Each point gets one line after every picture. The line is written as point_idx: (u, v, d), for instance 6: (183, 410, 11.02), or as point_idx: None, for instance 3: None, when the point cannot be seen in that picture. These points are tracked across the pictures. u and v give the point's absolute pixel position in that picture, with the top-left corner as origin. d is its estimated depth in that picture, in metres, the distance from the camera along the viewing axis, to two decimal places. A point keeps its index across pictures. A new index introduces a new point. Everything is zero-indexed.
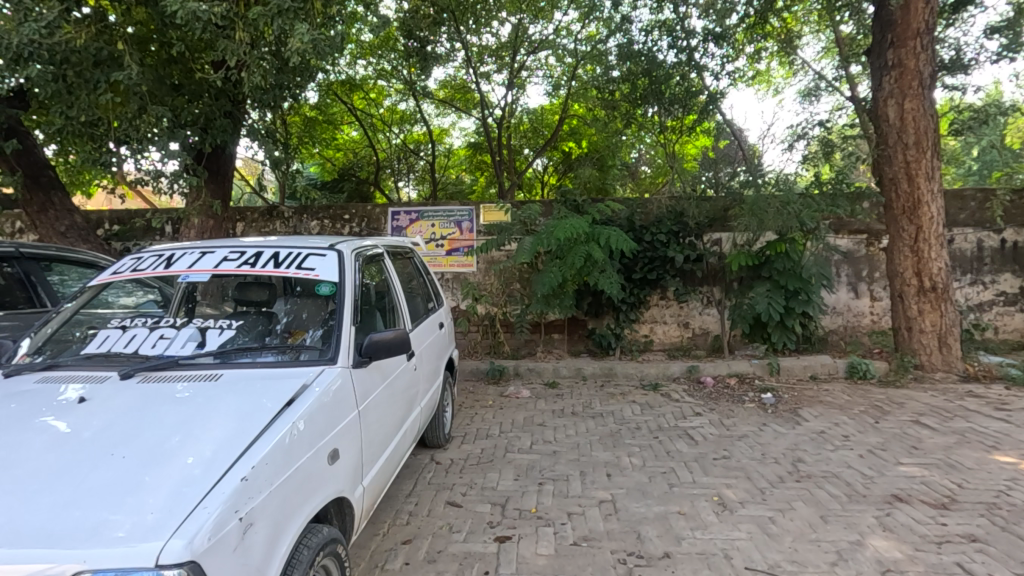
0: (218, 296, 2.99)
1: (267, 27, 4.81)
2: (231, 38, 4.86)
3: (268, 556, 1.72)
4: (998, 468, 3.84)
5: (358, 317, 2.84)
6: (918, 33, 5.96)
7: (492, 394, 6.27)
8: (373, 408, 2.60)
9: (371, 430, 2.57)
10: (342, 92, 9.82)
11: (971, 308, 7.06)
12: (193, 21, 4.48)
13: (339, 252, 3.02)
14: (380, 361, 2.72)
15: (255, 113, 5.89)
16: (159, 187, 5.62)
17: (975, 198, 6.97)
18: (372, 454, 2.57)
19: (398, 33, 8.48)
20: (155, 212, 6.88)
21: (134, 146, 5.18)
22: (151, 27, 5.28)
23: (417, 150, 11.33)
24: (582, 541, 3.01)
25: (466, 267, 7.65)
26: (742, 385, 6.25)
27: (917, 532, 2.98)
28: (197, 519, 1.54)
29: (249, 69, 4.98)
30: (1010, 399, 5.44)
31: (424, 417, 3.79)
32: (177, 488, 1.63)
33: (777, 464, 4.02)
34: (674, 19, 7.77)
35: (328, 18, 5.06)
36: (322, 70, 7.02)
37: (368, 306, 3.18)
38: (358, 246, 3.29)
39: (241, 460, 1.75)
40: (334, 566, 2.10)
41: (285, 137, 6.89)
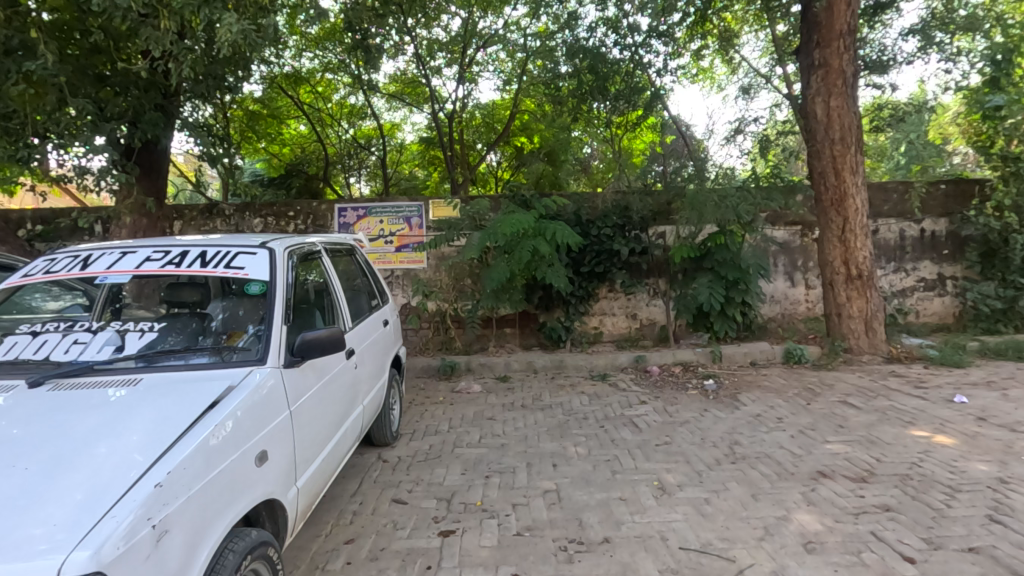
0: (153, 299, 2.84)
1: (194, 16, 4.59)
2: (156, 27, 4.61)
3: (187, 563, 1.67)
4: (913, 442, 4.12)
5: (291, 316, 2.77)
6: (841, 34, 6.27)
7: (444, 391, 6.26)
8: (307, 408, 2.56)
9: (306, 431, 2.53)
10: (287, 85, 9.55)
11: (895, 294, 7.52)
12: (113, 9, 4.27)
13: (271, 250, 2.94)
14: (315, 360, 2.68)
15: (191, 105, 5.61)
16: (85, 185, 5.32)
17: (897, 190, 7.41)
18: (308, 454, 2.54)
19: (343, 26, 8.28)
20: (83, 211, 6.50)
21: (58, 141, 4.89)
22: (68, 15, 5.00)
23: (369, 145, 11.05)
24: (525, 531, 3.06)
25: (417, 264, 7.60)
26: (686, 373, 6.46)
27: (838, 505, 3.17)
28: (105, 529, 1.49)
29: (177, 60, 4.79)
30: (927, 378, 5.84)
31: (368, 416, 3.75)
32: (85, 498, 1.57)
33: (715, 447, 4.19)
34: (619, 16, 7.89)
35: (263, 9, 4.84)
36: (261, 62, 6.83)
37: (305, 305, 3.11)
38: (292, 244, 3.22)
39: (156, 466, 1.70)
40: (265, 570, 2.06)
41: (225, 131, 6.64)
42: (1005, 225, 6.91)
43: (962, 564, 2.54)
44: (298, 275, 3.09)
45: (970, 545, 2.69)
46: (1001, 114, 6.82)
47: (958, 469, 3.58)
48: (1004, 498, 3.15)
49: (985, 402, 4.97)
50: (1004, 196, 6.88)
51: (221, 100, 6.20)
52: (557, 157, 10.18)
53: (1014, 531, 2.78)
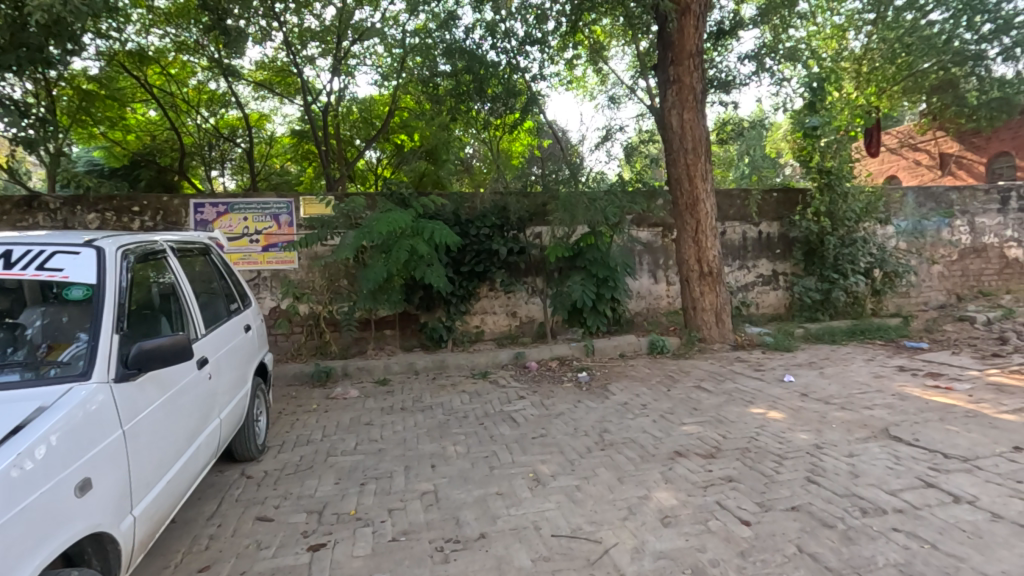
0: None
1: None
2: None
3: None
4: (751, 418, 4.67)
5: (126, 323, 2.46)
6: (692, 55, 6.93)
7: (318, 398, 5.93)
8: (147, 426, 2.29)
9: (145, 452, 2.26)
10: (131, 64, 8.45)
11: (739, 289, 8.48)
12: None
13: (99, 249, 2.58)
14: (157, 371, 2.41)
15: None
16: None
17: (740, 197, 8.37)
18: (148, 478, 2.26)
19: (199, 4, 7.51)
20: None
21: None
22: None
23: (233, 136, 10.16)
24: (400, 536, 3.00)
25: (287, 264, 7.12)
26: (562, 367, 6.75)
27: (690, 480, 3.50)
28: None
29: None
30: (764, 362, 6.66)
31: (228, 430, 3.45)
32: None
33: (586, 436, 4.42)
34: (496, 20, 8.03)
35: None
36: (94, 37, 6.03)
37: (147, 311, 2.79)
38: (129, 242, 2.85)
39: None
40: None
41: (46, 112, 5.74)
42: (821, 228, 8.09)
43: (786, 521, 2.92)
44: (136, 277, 2.74)
45: (792, 504, 3.10)
46: (817, 134, 8.00)
47: (785, 440, 4.12)
48: (819, 461, 3.68)
49: (807, 380, 5.78)
50: (821, 203, 8.05)
51: (40, 79, 5.40)
52: (438, 155, 9.70)
53: (825, 489, 3.26)
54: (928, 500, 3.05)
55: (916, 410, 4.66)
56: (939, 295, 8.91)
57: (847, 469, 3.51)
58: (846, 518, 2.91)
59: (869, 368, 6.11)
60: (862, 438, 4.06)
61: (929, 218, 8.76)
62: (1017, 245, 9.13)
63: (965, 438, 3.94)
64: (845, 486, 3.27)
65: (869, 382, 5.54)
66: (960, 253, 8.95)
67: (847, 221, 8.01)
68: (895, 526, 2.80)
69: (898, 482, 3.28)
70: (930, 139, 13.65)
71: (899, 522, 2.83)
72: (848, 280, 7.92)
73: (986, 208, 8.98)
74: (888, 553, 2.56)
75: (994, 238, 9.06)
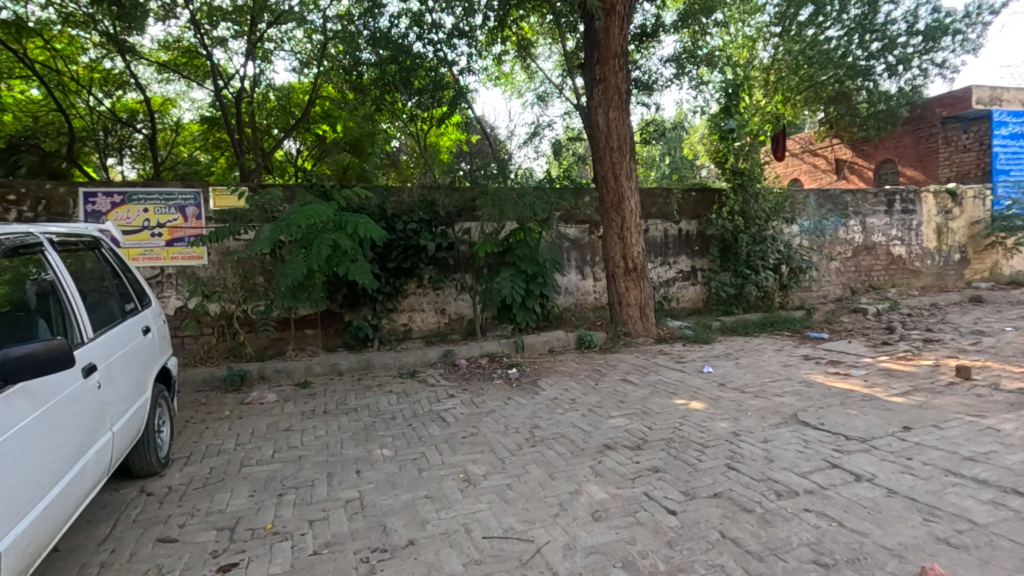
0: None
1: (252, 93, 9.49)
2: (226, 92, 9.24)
3: None
4: (675, 409, 4.81)
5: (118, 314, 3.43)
6: (616, 55, 7.10)
7: (230, 404, 5.50)
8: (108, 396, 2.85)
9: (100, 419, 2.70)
10: (7, 37, 7.58)
11: (662, 284, 8.77)
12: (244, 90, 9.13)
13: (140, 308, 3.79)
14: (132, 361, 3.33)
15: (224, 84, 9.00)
16: None
17: (661, 196, 8.67)
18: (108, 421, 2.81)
19: (184, 33, 8.53)
20: None
21: None
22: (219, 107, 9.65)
23: (132, 121, 9.53)
24: (323, 548, 2.83)
25: (195, 260, 6.55)
26: (492, 363, 6.70)
27: (619, 472, 3.55)
28: None
29: (231, 90, 9.06)
30: (685, 353, 6.95)
31: (139, 427, 3.39)
32: None
33: (518, 433, 4.40)
34: (422, 11, 7.91)
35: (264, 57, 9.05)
36: (268, 81, 9.40)
37: (102, 300, 3.31)
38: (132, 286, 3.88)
39: None
40: None
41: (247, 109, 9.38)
42: (736, 226, 8.52)
43: (709, 508, 3.01)
44: (132, 304, 3.72)
45: (715, 490, 3.21)
46: (733, 136, 8.42)
47: (706, 428, 4.27)
48: (737, 447, 3.84)
49: (724, 370, 6.09)
50: (735, 203, 8.49)
51: (229, 74, 9.08)
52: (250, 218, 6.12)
53: (744, 474, 3.40)
54: (833, 480, 3.28)
55: (820, 395, 5.01)
56: (836, 289, 9.69)
57: (762, 454, 3.69)
58: (763, 501, 3.05)
59: (779, 358, 6.51)
60: (775, 424, 4.29)
61: (828, 219, 9.40)
62: (901, 244, 10.09)
63: (863, 421, 4.27)
64: (761, 471, 3.43)
65: (779, 371, 5.89)
66: (854, 251, 9.78)
67: (758, 219, 8.46)
68: (807, 506, 2.98)
69: (808, 465, 3.50)
70: (828, 146, 14.64)
71: (810, 502, 3.02)
72: (760, 275, 8.39)
73: (875, 210, 9.87)
74: (801, 534, 2.70)
75: (882, 237, 9.97)
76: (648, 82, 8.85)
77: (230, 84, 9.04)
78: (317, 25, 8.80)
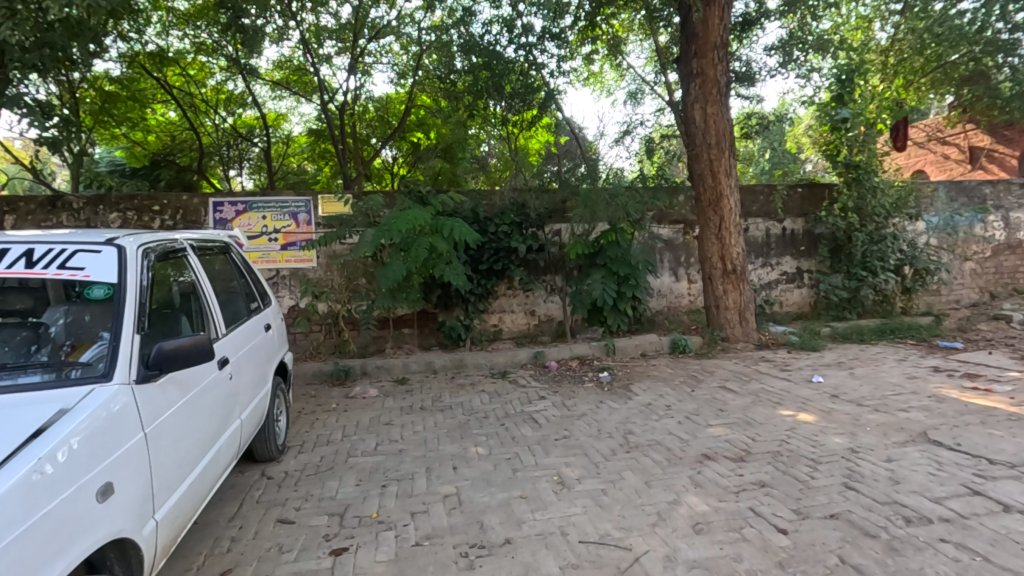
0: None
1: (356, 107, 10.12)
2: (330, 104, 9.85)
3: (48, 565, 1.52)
4: (781, 420, 4.51)
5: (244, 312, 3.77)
6: (715, 46, 6.79)
7: (336, 397, 5.88)
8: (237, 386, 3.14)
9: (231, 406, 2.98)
10: (150, 66, 8.69)
11: (763, 286, 8.25)
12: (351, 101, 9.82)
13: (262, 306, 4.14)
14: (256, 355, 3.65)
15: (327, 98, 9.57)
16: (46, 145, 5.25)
17: (763, 193, 8.16)
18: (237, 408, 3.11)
19: (296, 54, 9.24)
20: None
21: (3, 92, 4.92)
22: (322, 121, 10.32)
23: (250, 136, 10.43)
24: (424, 540, 2.94)
25: (305, 263, 7.07)
26: (583, 366, 6.64)
27: (721, 485, 3.38)
28: None
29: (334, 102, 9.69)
30: (791, 361, 6.50)
31: (261, 415, 3.71)
32: None
33: (611, 438, 4.33)
34: (513, 16, 8.02)
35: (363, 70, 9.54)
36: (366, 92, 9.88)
37: (231, 299, 3.66)
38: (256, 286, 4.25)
39: None
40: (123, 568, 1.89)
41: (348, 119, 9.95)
42: (849, 224, 7.84)
43: (825, 530, 2.79)
44: (255, 302, 4.08)
45: (831, 511, 2.96)
46: (847, 126, 7.73)
47: (818, 443, 3.96)
48: (856, 465, 3.53)
49: (837, 380, 5.62)
50: (848, 199, 7.81)
51: (331, 87, 9.69)
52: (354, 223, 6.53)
53: (865, 495, 3.11)
54: (975, 509, 2.92)
55: (954, 412, 4.48)
56: (971, 293, 8.64)
57: (886, 475, 3.36)
58: (889, 527, 2.77)
59: (902, 368, 5.90)
60: (901, 442, 3.89)
61: (961, 214, 8.40)
62: None
63: (1010, 444, 3.76)
64: (885, 493, 3.13)
65: (903, 384, 5.32)
66: (994, 250, 8.66)
67: (876, 216, 7.74)
68: (943, 536, 2.67)
69: (942, 490, 3.14)
70: (960, 133, 13.14)
71: (946, 532, 2.71)
72: (878, 278, 7.64)
73: (1021, 203, 8.67)
74: (937, 567, 2.43)
75: None
76: (746, 73, 8.39)
77: (334, 98, 9.67)
78: (413, 37, 9.17)
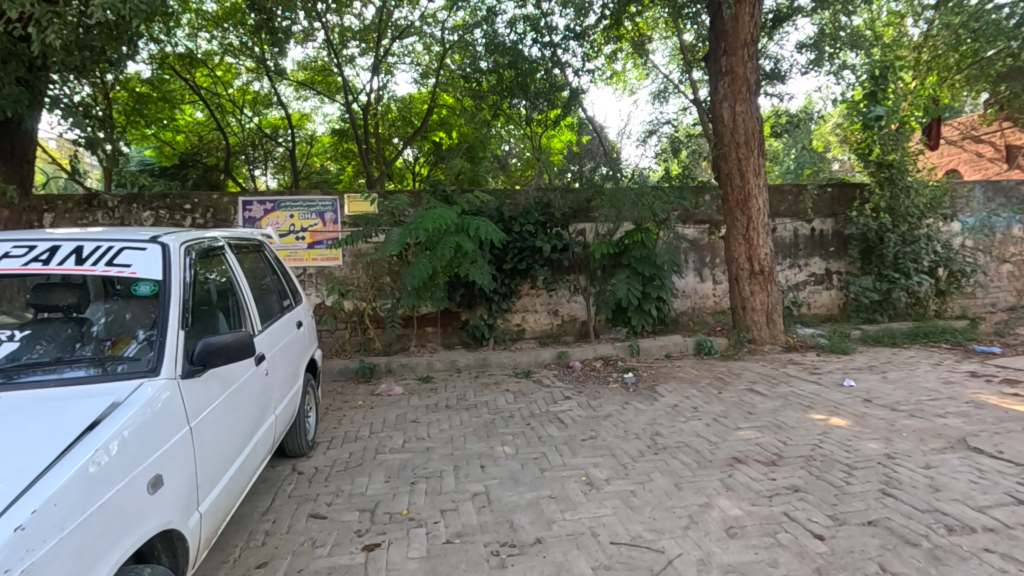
0: (18, 299, 2.41)
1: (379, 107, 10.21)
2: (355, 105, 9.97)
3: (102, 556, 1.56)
4: (812, 424, 4.42)
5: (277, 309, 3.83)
6: (746, 44, 6.69)
7: (362, 394, 5.94)
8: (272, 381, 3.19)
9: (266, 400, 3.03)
10: (180, 67, 8.89)
11: (790, 288, 8.12)
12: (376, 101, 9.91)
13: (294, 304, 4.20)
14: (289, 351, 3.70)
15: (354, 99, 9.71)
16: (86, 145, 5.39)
17: (791, 192, 8.02)
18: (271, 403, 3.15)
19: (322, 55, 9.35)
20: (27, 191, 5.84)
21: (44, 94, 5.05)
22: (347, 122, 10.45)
23: (275, 136, 10.56)
24: (455, 538, 2.96)
25: (331, 261, 7.16)
26: (607, 366, 6.61)
27: (753, 489, 3.33)
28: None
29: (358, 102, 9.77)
30: (820, 364, 6.38)
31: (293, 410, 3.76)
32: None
33: (638, 440, 4.30)
34: (537, 15, 8.01)
35: (387, 70, 9.62)
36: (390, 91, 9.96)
37: (265, 296, 3.71)
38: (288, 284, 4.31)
39: (27, 493, 1.47)
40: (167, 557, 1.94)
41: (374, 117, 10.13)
42: (881, 224, 7.65)
43: (864, 536, 2.73)
44: (287, 300, 4.13)
45: (869, 518, 2.90)
46: (880, 125, 7.56)
47: (852, 448, 3.88)
48: (893, 471, 3.45)
49: (869, 384, 5.49)
50: (880, 199, 7.63)
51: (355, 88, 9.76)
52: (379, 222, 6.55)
53: (904, 502, 3.04)
54: (1020, 519, 2.84)
55: (993, 419, 4.36)
56: (1008, 296, 8.39)
57: (926, 482, 3.28)
58: (931, 535, 2.71)
59: (937, 373, 5.75)
60: (939, 449, 3.80)
61: (998, 215, 8.16)
62: None
63: None
64: (925, 501, 3.05)
65: (938, 389, 5.18)
66: None
67: (909, 217, 7.55)
68: (987, 546, 2.60)
69: (985, 498, 3.05)
70: (995, 131, 12.76)
71: (991, 542, 2.64)
72: (911, 280, 7.46)
73: None
74: None
75: None
76: (774, 71, 8.26)
77: (358, 98, 9.75)
78: (436, 37, 9.20)
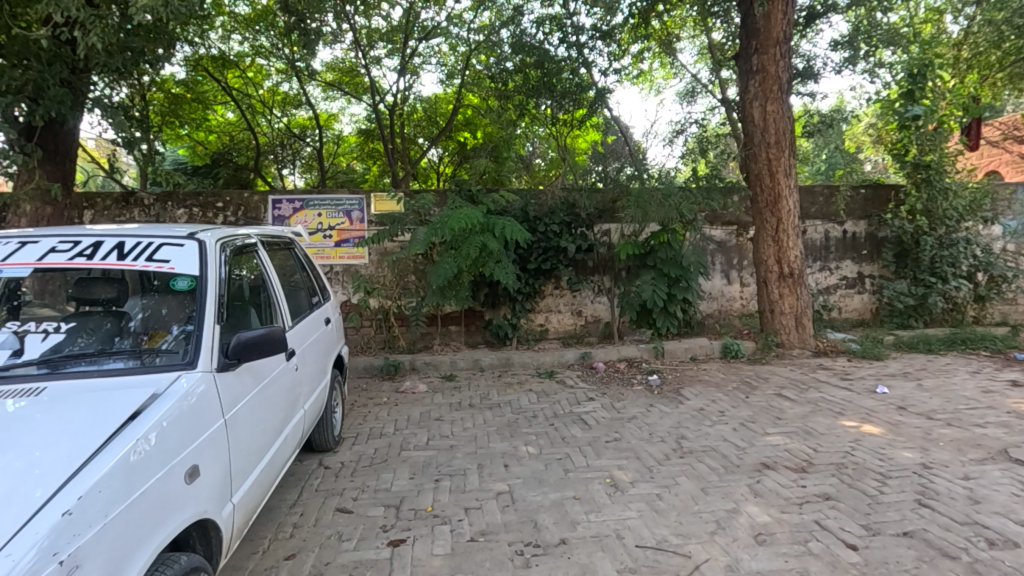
0: (60, 294, 2.55)
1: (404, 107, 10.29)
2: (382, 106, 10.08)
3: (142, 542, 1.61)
4: (844, 431, 4.32)
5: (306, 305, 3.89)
6: (778, 42, 6.57)
7: (387, 391, 6.00)
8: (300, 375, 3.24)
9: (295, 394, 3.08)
10: (213, 69, 9.11)
11: (820, 291, 7.94)
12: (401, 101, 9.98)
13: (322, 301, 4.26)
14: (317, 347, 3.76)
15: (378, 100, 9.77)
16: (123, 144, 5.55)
17: (823, 194, 7.84)
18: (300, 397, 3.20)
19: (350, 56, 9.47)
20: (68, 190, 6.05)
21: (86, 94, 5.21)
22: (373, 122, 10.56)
23: (303, 135, 10.72)
24: (479, 536, 2.96)
25: (357, 259, 7.25)
26: (631, 368, 6.56)
27: (782, 496, 3.26)
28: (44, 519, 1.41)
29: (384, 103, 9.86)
30: (851, 369, 6.23)
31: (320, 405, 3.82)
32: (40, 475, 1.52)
33: (663, 443, 4.25)
34: (563, 15, 7.98)
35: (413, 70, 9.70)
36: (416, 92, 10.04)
37: (295, 292, 3.77)
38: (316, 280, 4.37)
39: (73, 480, 1.52)
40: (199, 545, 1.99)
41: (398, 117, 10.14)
42: (917, 227, 7.42)
43: (899, 548, 2.66)
44: (315, 296, 4.20)
45: (905, 529, 2.82)
46: (917, 125, 7.34)
47: (886, 457, 3.77)
48: (929, 482, 3.35)
49: (903, 391, 5.34)
50: (917, 201, 7.40)
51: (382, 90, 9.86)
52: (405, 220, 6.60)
53: (941, 514, 2.95)
54: None
55: None
56: None
57: (964, 493, 3.17)
58: (971, 548, 2.62)
59: (975, 381, 5.56)
60: (978, 460, 3.67)
61: None
62: None
63: None
64: (963, 512, 2.95)
65: (977, 398, 5.00)
66: None
67: (947, 220, 7.31)
68: None
69: None
70: None
71: None
72: (948, 284, 7.23)
73: None
74: None
75: None
76: (806, 70, 8.08)
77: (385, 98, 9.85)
78: (461, 38, 9.23)
